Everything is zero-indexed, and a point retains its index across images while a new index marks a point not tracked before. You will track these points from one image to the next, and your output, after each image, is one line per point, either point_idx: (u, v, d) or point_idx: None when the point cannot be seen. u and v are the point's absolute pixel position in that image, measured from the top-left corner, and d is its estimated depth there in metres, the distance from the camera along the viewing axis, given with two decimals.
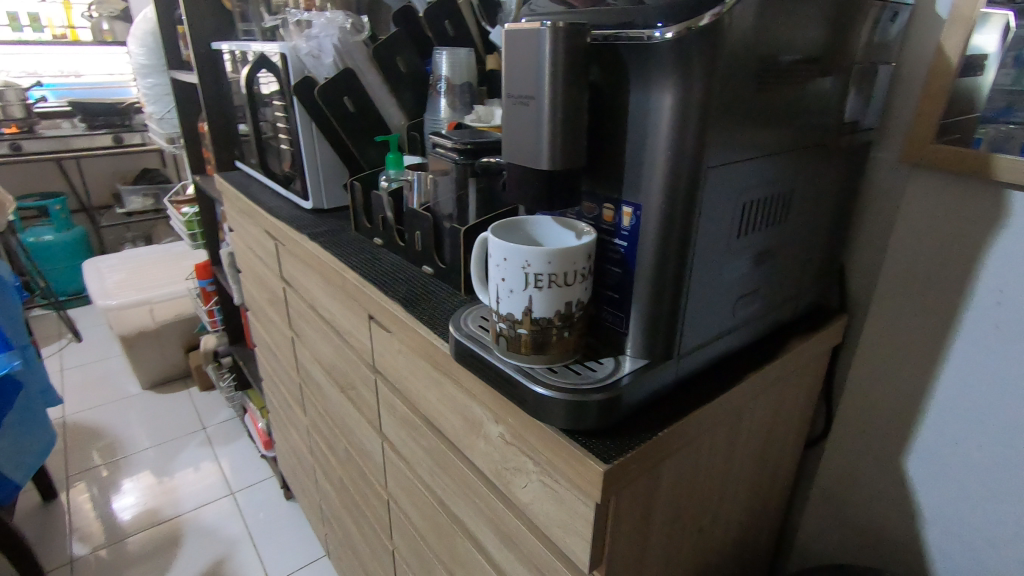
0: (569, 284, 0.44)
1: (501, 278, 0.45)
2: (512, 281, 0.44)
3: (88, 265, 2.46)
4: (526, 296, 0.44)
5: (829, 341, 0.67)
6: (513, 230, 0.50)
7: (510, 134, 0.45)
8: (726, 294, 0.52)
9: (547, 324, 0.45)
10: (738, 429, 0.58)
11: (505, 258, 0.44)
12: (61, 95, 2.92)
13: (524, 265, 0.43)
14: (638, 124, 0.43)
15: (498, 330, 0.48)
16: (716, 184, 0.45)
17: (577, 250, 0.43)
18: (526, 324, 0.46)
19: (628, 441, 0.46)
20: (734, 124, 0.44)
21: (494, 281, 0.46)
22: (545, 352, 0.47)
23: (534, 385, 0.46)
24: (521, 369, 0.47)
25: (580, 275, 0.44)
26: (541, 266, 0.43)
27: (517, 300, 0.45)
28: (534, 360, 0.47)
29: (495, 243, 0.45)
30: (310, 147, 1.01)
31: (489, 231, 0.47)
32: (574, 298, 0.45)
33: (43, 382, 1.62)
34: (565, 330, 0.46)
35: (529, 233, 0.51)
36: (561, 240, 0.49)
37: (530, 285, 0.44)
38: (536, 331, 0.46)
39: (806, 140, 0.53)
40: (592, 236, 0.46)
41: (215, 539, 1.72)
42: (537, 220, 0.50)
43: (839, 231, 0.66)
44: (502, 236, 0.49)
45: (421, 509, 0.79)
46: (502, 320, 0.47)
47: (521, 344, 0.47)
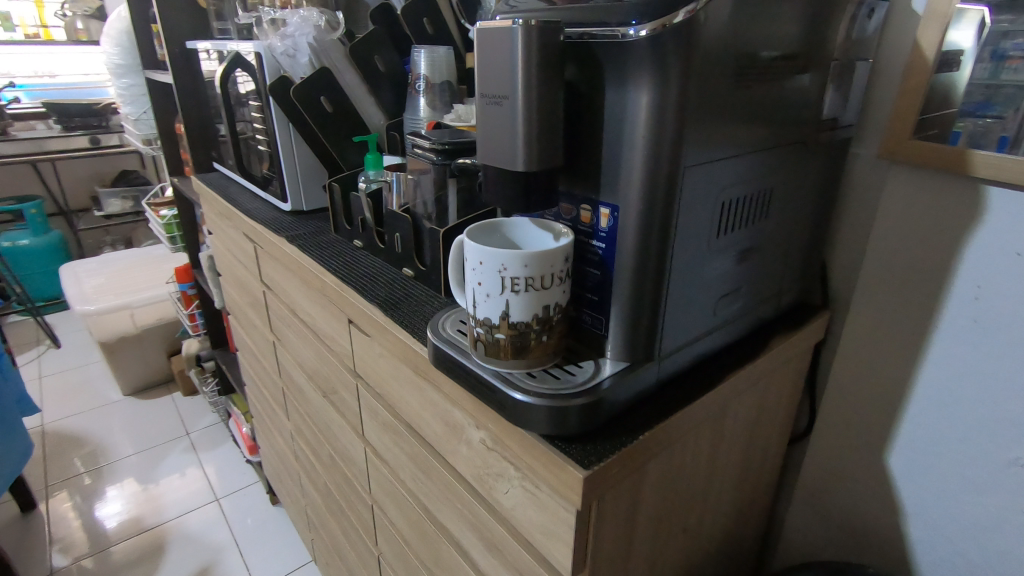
0: (546, 287, 0.43)
1: (477, 282, 0.44)
2: (488, 285, 0.43)
3: (65, 269, 2.40)
4: (503, 300, 0.43)
5: (811, 338, 0.67)
6: (490, 233, 0.49)
7: (484, 134, 0.44)
8: (707, 295, 0.52)
9: (525, 328, 0.45)
10: (721, 429, 0.57)
11: (481, 261, 0.43)
12: (36, 95, 2.87)
13: (500, 269, 0.42)
14: (614, 122, 0.42)
15: (475, 335, 0.47)
16: (694, 184, 0.44)
17: (554, 253, 0.43)
18: (503, 329, 0.45)
19: (609, 445, 0.45)
20: (711, 123, 0.43)
21: (471, 286, 0.45)
22: (524, 357, 0.46)
23: (513, 391, 0.45)
24: (499, 374, 0.47)
25: (557, 279, 0.44)
26: (517, 270, 0.42)
27: (494, 304, 0.44)
28: (513, 366, 0.46)
29: (471, 247, 0.44)
30: (288, 148, 0.99)
31: (464, 234, 0.46)
32: (552, 301, 0.44)
33: (18, 391, 1.58)
34: (544, 334, 0.46)
35: (506, 235, 0.50)
36: (539, 243, 0.48)
37: (507, 288, 0.43)
38: (513, 336, 0.45)
39: (785, 138, 0.53)
40: (569, 238, 0.45)
41: (200, 546, 1.69)
42: (514, 222, 0.49)
43: (819, 229, 0.66)
44: (479, 239, 0.48)
45: (405, 514, 0.78)
46: (480, 325, 0.46)
47: (499, 350, 0.46)
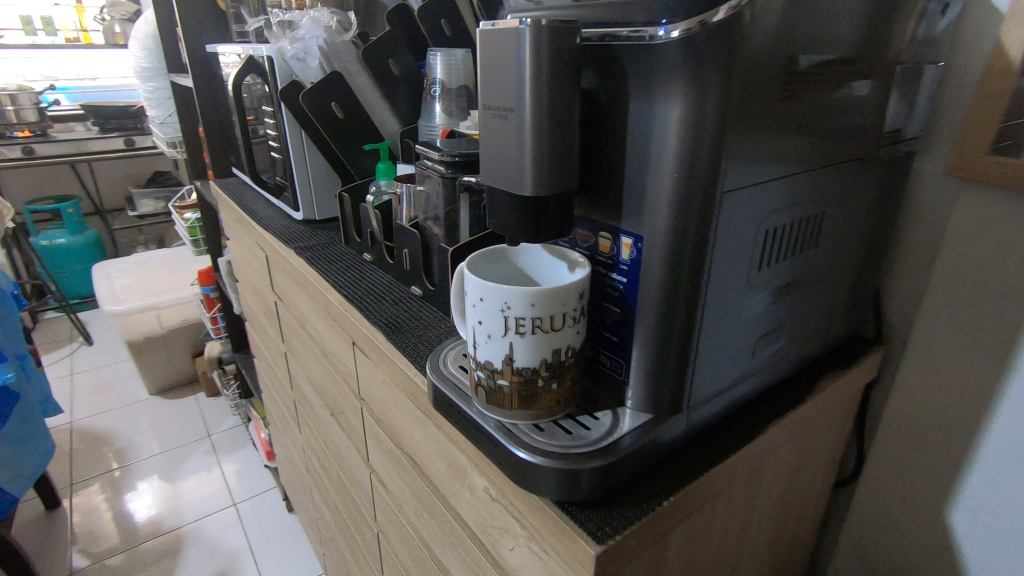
0: (556, 330, 0.38)
1: (477, 321, 0.39)
2: (489, 326, 0.38)
3: (97, 268, 2.44)
4: (506, 343, 0.38)
5: (863, 376, 0.59)
6: (495, 260, 0.43)
7: (488, 152, 0.38)
8: (745, 335, 0.45)
9: (532, 375, 0.39)
10: (757, 485, 0.50)
11: (481, 298, 0.38)
12: (76, 99, 2.95)
13: (503, 308, 0.37)
14: (638, 139, 0.36)
15: (476, 379, 0.42)
16: (733, 211, 0.38)
17: (566, 290, 0.37)
18: (507, 375, 0.39)
19: (628, 512, 0.39)
20: (754, 141, 0.37)
21: (470, 324, 0.39)
22: (531, 407, 0.40)
23: (516, 447, 0.39)
24: (502, 426, 0.41)
25: (570, 319, 0.38)
26: (523, 309, 0.36)
27: (496, 347, 0.38)
28: (518, 416, 0.41)
29: (471, 281, 0.38)
30: (300, 156, 0.96)
31: (465, 263, 0.41)
32: (563, 345, 0.38)
33: (42, 392, 1.58)
34: (554, 382, 0.40)
35: (514, 264, 0.44)
36: (551, 274, 0.43)
37: (511, 330, 0.37)
38: (518, 384, 0.39)
39: (839, 156, 0.46)
40: (585, 272, 0.39)
41: (215, 552, 1.67)
42: (524, 249, 0.43)
43: (875, 254, 0.58)
44: (482, 269, 0.42)
45: (410, 549, 0.73)
46: (480, 368, 0.40)
47: (502, 397, 0.40)
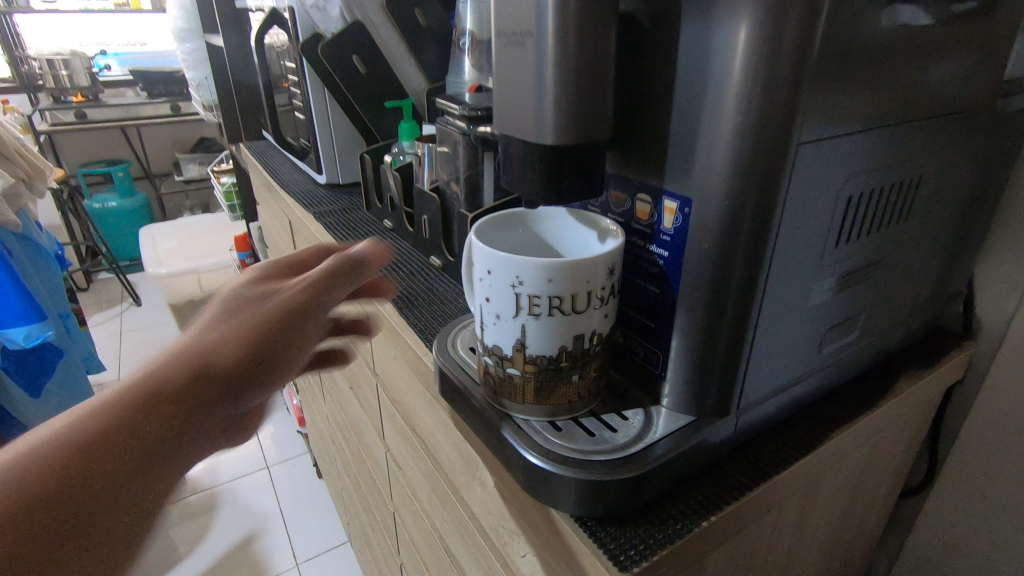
0: (578, 312, 0.31)
1: (485, 298, 0.32)
2: (497, 304, 0.32)
3: (144, 232, 2.25)
4: (518, 325, 0.32)
5: (946, 377, 0.51)
6: (512, 226, 0.36)
7: (502, 91, 0.31)
8: (812, 325, 0.37)
9: (549, 365, 0.33)
10: (813, 500, 0.43)
11: (490, 271, 0.31)
12: (128, 63, 2.97)
13: (513, 284, 0.30)
14: (689, 75, 0.28)
15: (484, 364, 0.36)
16: (808, 169, 0.30)
17: (592, 264, 0.30)
18: (518, 363, 0.33)
19: (658, 533, 0.33)
20: (841, 81, 0.29)
21: (477, 301, 0.33)
22: (545, 400, 0.34)
23: (529, 450, 0.33)
24: (513, 422, 0.35)
25: (595, 300, 0.31)
26: (538, 287, 0.30)
27: (506, 330, 0.32)
28: (531, 411, 0.35)
29: (478, 249, 0.32)
30: (323, 116, 0.92)
31: (475, 227, 0.34)
32: (587, 329, 0.32)
33: (86, 350, 1.56)
34: (575, 373, 0.33)
35: (535, 230, 0.37)
36: (578, 244, 0.36)
37: (524, 311, 0.31)
38: (531, 374, 0.33)
39: (944, 109, 0.37)
40: (617, 243, 0.32)
41: (248, 512, 1.69)
42: (546, 213, 0.36)
43: (972, 234, 0.48)
44: (496, 235, 0.35)
45: (424, 534, 0.68)
46: (489, 354, 0.34)
47: (514, 388, 0.34)
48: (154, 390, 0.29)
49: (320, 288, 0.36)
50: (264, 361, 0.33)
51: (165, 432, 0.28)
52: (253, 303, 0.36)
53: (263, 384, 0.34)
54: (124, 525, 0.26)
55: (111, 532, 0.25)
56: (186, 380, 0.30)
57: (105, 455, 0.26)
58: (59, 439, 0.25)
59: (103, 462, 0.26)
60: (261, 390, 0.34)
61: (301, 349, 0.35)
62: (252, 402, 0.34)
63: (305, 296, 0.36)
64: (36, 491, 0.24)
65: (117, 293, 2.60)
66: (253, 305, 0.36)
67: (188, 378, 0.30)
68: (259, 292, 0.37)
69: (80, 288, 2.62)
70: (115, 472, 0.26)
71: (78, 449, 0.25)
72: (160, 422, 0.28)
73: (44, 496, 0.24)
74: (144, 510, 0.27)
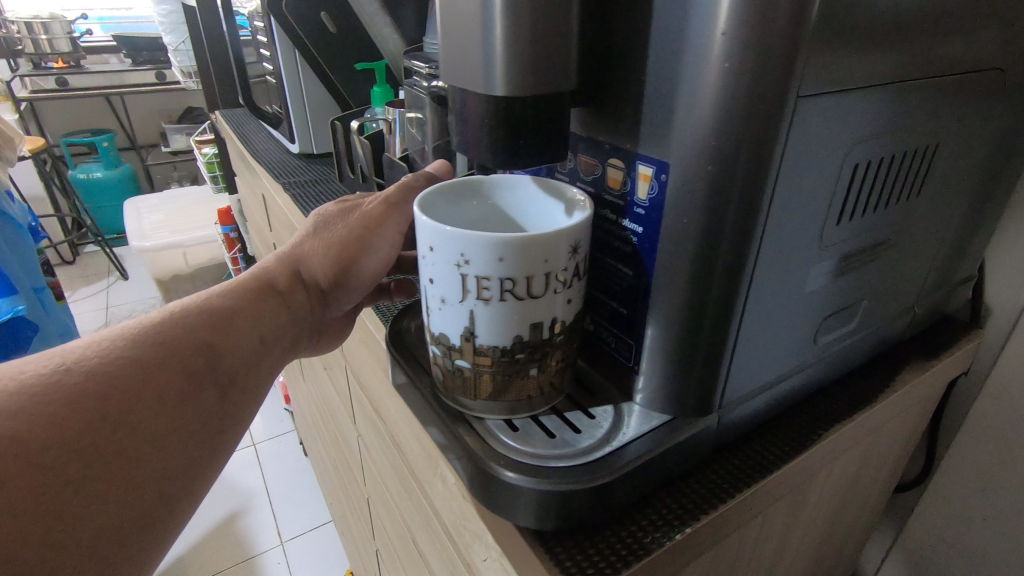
0: (535, 297, 0.27)
1: (428, 279, 0.28)
2: (442, 288, 0.27)
3: (129, 205, 2.11)
4: (465, 311, 0.27)
5: (952, 369, 0.47)
6: (465, 196, 0.31)
7: (448, 33, 0.27)
8: (807, 313, 0.33)
9: (502, 358, 0.28)
10: (803, 503, 0.39)
11: (431, 248, 0.27)
12: (111, 29, 2.82)
13: (458, 263, 0.26)
14: (667, 15, 0.23)
15: (432, 355, 0.32)
16: (808, 135, 0.25)
17: (553, 241, 0.25)
18: (467, 355, 0.29)
19: (624, 546, 0.29)
20: (851, 21, 0.24)
21: (421, 283, 0.29)
22: (500, 397, 0.30)
23: (478, 452, 0.29)
24: (465, 420, 0.31)
25: (556, 283, 0.27)
26: (486, 266, 0.26)
27: (452, 317, 0.28)
28: (486, 409, 0.31)
29: (418, 222, 0.27)
30: (295, 82, 0.86)
31: (421, 197, 0.29)
32: (545, 317, 0.28)
33: (63, 324, 1.47)
34: (532, 366, 0.29)
35: (492, 201, 0.32)
36: (543, 218, 0.31)
37: (471, 295, 0.27)
38: (482, 367, 0.29)
39: (967, 66, 0.32)
40: (585, 216, 0.27)
41: (230, 491, 1.45)
42: (505, 182, 0.31)
43: (988, 214, 0.44)
44: (446, 205, 0.31)
45: (394, 522, 0.65)
46: (437, 344, 0.30)
47: (465, 383, 0.30)
48: (260, 288, 0.38)
49: (391, 208, 0.37)
50: (336, 278, 0.40)
51: (268, 319, 0.37)
52: (331, 224, 0.39)
53: (335, 297, 0.41)
54: (243, 382, 0.34)
55: (233, 385, 0.34)
56: (283, 283, 0.39)
57: (227, 327, 0.35)
58: (198, 311, 0.34)
59: (225, 333, 0.34)
60: (335, 301, 0.41)
61: (369, 270, 0.39)
62: (329, 309, 0.42)
63: (378, 216, 0.37)
64: (184, 344, 0.32)
65: (103, 266, 2.54)
66: (332, 224, 0.39)
67: (285, 281, 0.39)
68: (342, 210, 0.39)
69: (66, 259, 2.55)
70: (232, 342, 0.34)
71: (209, 320, 0.34)
72: (264, 312, 0.37)
73: (186, 350, 0.32)
74: (258, 372, 0.36)
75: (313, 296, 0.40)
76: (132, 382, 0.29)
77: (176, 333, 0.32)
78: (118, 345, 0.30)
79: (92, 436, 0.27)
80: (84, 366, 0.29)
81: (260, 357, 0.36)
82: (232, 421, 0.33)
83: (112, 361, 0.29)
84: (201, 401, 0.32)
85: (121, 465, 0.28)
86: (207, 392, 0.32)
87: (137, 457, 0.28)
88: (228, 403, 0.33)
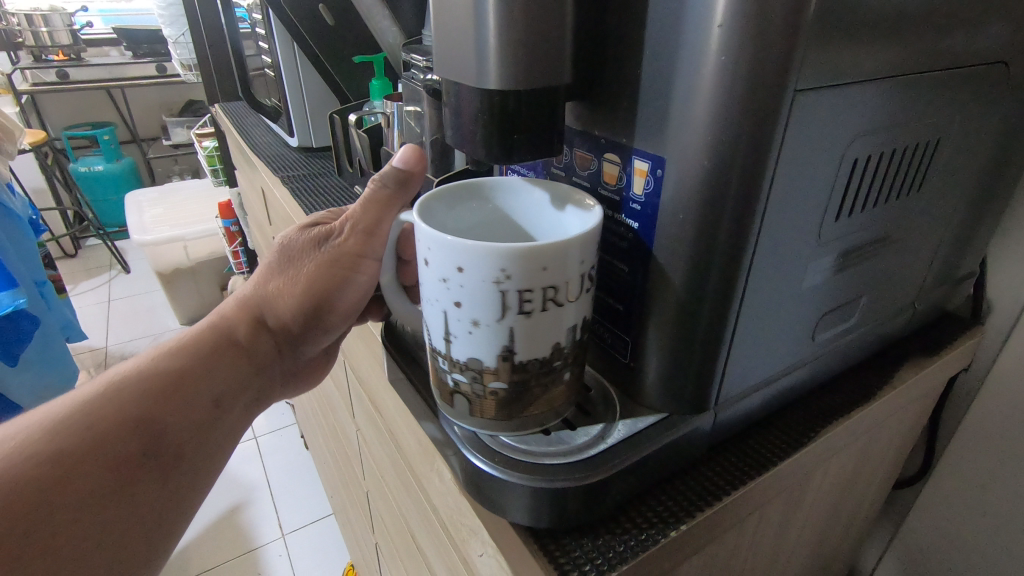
0: (572, 301, 0.26)
1: (453, 305, 0.26)
2: (474, 308, 0.25)
3: (129, 199, 2.10)
4: (504, 329, 0.26)
5: (952, 366, 0.46)
6: (465, 199, 0.30)
7: (440, 26, 0.26)
8: (804, 311, 0.33)
9: (538, 368, 0.27)
10: (799, 500, 0.39)
11: (460, 268, 0.24)
12: (112, 21, 2.80)
13: (497, 279, 0.24)
14: (662, 8, 0.23)
15: (448, 385, 0.29)
16: (806, 128, 0.25)
17: (587, 240, 0.25)
18: (503, 374, 0.27)
19: (620, 545, 0.29)
20: (850, 14, 0.23)
21: (438, 309, 0.27)
22: (525, 414, 0.29)
23: (511, 469, 0.28)
24: (488, 445, 0.29)
25: (585, 283, 0.26)
26: (531, 278, 0.24)
27: (486, 337, 0.26)
28: (510, 428, 0.29)
29: (439, 242, 0.24)
30: (294, 76, 0.86)
31: (415, 211, 0.27)
32: (578, 319, 0.27)
33: (64, 318, 1.47)
34: (563, 371, 0.28)
35: (493, 204, 0.31)
36: (548, 222, 0.30)
37: (512, 311, 0.25)
38: (517, 384, 0.28)
39: (971, 61, 0.32)
40: (598, 213, 0.27)
41: (231, 483, 1.45)
42: (508, 185, 0.30)
43: (992, 211, 0.43)
44: (445, 213, 0.29)
45: (392, 516, 0.65)
46: (461, 371, 0.28)
47: (497, 407, 0.28)
48: (221, 340, 0.38)
49: (369, 235, 0.37)
50: (304, 314, 0.40)
51: (226, 377, 0.37)
52: (298, 261, 0.39)
53: (306, 336, 0.41)
54: (194, 454, 0.34)
55: (183, 459, 0.34)
56: (243, 334, 0.39)
57: (179, 392, 0.34)
58: (145, 378, 0.33)
59: (175, 399, 0.34)
60: (306, 339, 0.42)
61: (345, 301, 0.40)
62: (299, 349, 0.42)
63: (356, 249, 0.37)
64: (125, 423, 0.31)
65: (105, 260, 2.54)
66: (295, 263, 0.39)
67: (245, 332, 0.39)
68: (309, 242, 0.38)
69: (68, 253, 2.55)
70: (185, 410, 0.34)
71: (161, 387, 0.33)
72: (222, 370, 0.37)
73: (127, 429, 0.31)
74: (212, 435, 0.35)
75: (280, 340, 0.40)
76: (68, 463, 0.29)
77: (124, 404, 0.32)
78: (53, 426, 0.30)
79: (19, 526, 0.27)
80: (24, 444, 0.29)
81: (218, 420, 0.35)
82: (179, 498, 0.33)
83: (49, 445, 0.29)
84: (146, 479, 0.32)
85: (61, 553, 0.28)
86: (152, 472, 0.32)
87: (74, 545, 0.29)
88: (174, 481, 0.33)
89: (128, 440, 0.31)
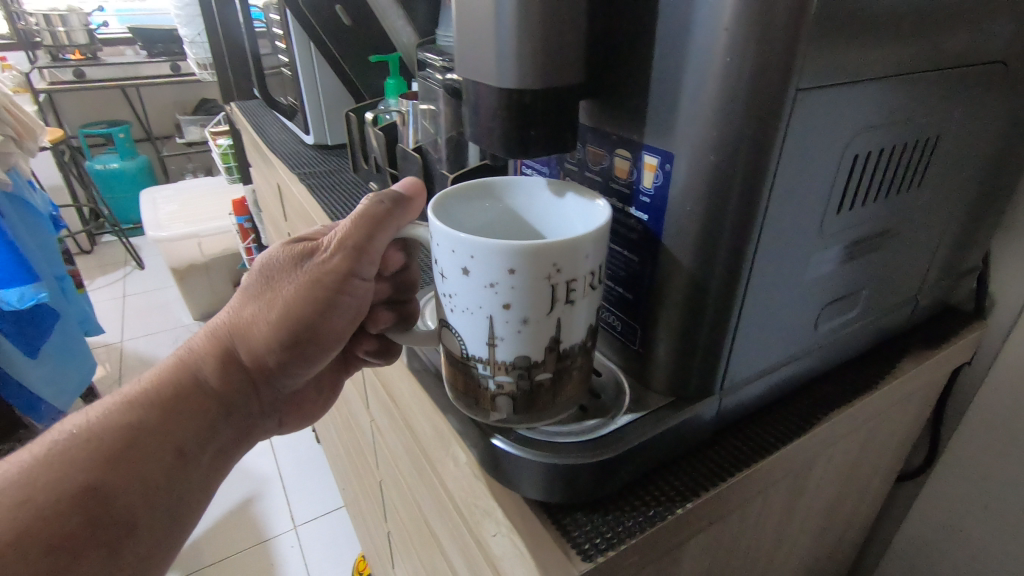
0: (598, 286, 0.28)
1: (502, 308, 0.27)
2: (524, 306, 0.26)
3: (144, 196, 2.13)
4: (553, 320, 0.27)
5: (954, 359, 0.47)
6: (476, 200, 0.32)
7: (461, 26, 0.28)
8: (807, 300, 0.34)
9: (572, 354, 0.29)
10: (803, 486, 0.41)
11: (512, 270, 0.25)
12: (127, 21, 2.84)
13: (549, 274, 0.26)
14: (672, 12, 0.25)
15: (486, 389, 0.30)
16: (808, 124, 0.26)
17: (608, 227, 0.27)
18: (549, 365, 0.29)
19: (630, 520, 0.30)
20: (850, 17, 0.25)
21: (483, 316, 0.27)
22: (560, 400, 0.30)
23: (548, 448, 0.30)
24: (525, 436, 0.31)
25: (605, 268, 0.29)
26: (577, 268, 0.26)
27: (535, 331, 0.27)
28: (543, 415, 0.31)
29: (487, 247, 0.25)
30: (310, 75, 0.88)
31: (432, 220, 0.28)
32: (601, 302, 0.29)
33: (83, 311, 1.49)
34: (588, 352, 0.31)
35: (503, 203, 0.32)
36: (552, 216, 0.32)
37: (560, 302, 0.27)
38: (558, 371, 0.29)
39: (970, 60, 0.33)
40: (604, 206, 0.28)
41: (244, 475, 1.48)
42: (517, 183, 0.32)
43: (993, 206, 0.44)
44: (456, 215, 0.31)
45: (405, 503, 0.67)
46: (507, 371, 0.29)
47: (537, 398, 0.30)
48: (184, 386, 0.38)
49: (359, 253, 0.35)
50: (280, 346, 0.39)
51: (183, 431, 0.37)
52: (279, 281, 0.37)
53: (280, 373, 0.41)
54: (147, 521, 0.35)
55: (135, 529, 0.34)
56: (208, 375, 0.39)
57: (129, 455, 0.35)
58: (94, 442, 0.34)
59: (125, 462, 0.34)
60: (283, 374, 0.41)
61: (328, 327, 0.39)
62: (274, 384, 0.42)
63: (343, 268, 0.36)
64: (69, 493, 0.32)
65: (120, 256, 2.58)
66: (269, 291, 0.38)
67: (211, 373, 0.39)
68: (289, 261, 0.37)
69: (84, 249, 2.59)
70: (132, 475, 0.34)
71: (108, 452, 0.34)
72: (180, 425, 0.37)
73: (72, 498, 0.32)
74: (167, 494, 0.36)
75: (252, 376, 0.41)
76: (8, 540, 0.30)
77: (66, 478, 0.32)
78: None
79: None
80: None
81: (175, 480, 0.36)
82: (133, 566, 0.35)
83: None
84: (89, 552, 0.32)
85: None
86: (96, 547, 0.33)
87: None
88: (122, 549, 0.34)
89: (71, 518, 0.32)
